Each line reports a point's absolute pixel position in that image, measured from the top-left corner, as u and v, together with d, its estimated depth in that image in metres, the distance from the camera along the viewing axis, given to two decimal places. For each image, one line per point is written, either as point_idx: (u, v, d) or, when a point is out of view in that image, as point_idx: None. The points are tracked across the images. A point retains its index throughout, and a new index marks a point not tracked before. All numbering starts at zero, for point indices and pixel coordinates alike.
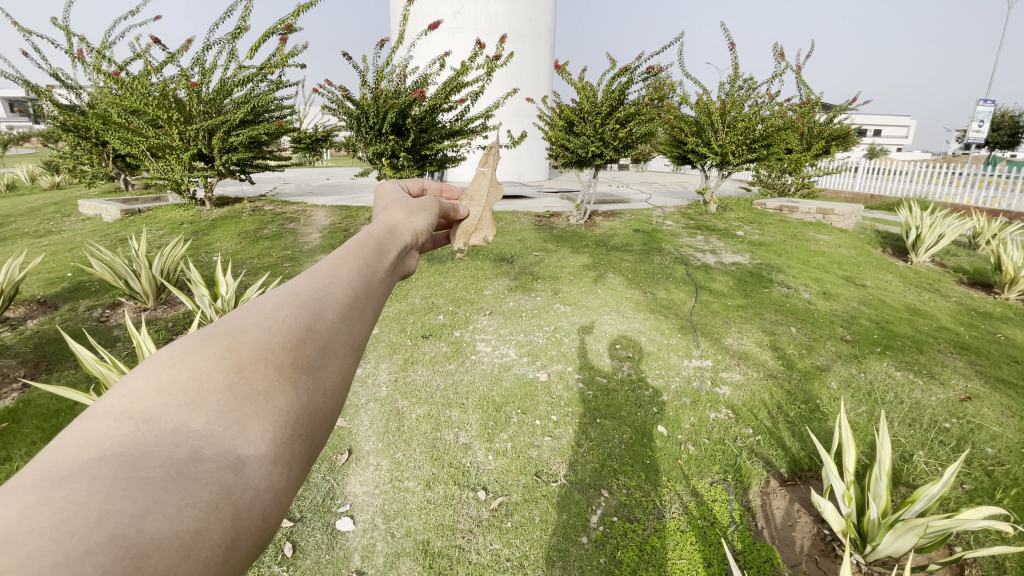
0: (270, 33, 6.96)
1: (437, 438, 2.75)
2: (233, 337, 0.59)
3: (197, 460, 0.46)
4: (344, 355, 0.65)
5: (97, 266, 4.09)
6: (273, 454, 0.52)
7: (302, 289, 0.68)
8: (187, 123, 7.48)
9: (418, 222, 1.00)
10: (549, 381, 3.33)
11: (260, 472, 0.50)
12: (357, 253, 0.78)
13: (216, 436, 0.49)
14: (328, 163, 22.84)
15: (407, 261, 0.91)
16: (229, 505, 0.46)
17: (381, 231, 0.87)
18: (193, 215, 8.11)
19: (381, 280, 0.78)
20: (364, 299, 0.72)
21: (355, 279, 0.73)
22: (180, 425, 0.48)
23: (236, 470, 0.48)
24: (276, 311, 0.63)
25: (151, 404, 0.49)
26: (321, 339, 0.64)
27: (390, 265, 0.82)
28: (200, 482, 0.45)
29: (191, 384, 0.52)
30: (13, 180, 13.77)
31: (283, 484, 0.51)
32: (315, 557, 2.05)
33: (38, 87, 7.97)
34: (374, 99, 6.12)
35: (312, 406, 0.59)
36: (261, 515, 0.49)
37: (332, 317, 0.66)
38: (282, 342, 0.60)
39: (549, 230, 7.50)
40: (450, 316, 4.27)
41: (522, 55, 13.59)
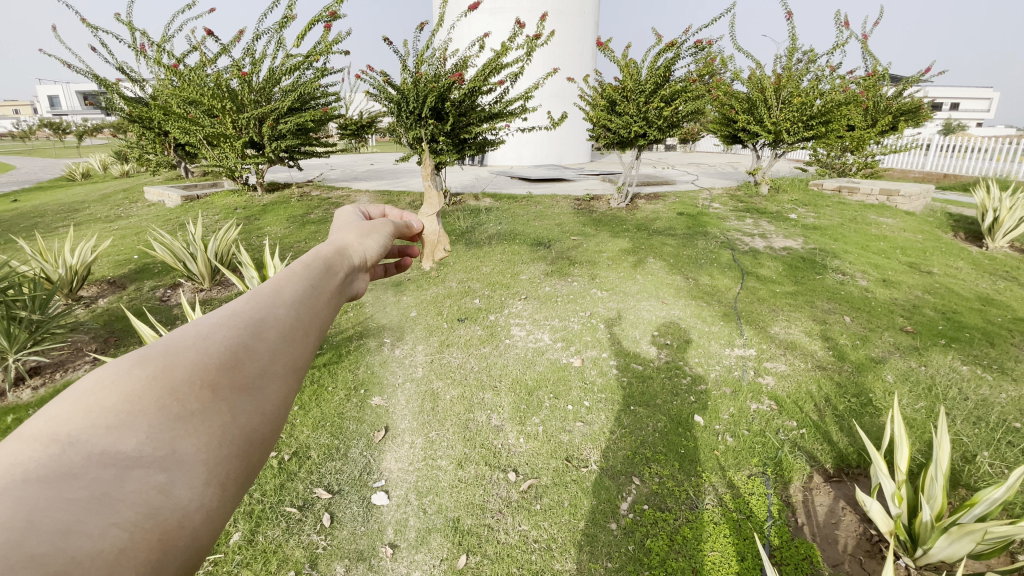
0: (316, 21, 7.10)
1: (470, 419, 2.80)
2: (168, 359, 0.60)
3: (126, 481, 0.48)
4: (284, 375, 0.68)
5: (158, 249, 4.38)
6: (207, 477, 0.55)
7: (247, 310, 0.71)
8: (240, 112, 7.79)
9: (370, 244, 1.03)
10: (582, 367, 3.30)
11: (190, 494, 0.52)
12: (303, 275, 0.82)
13: (145, 458, 0.51)
14: (374, 149, 23.29)
15: (354, 284, 0.96)
16: (156, 525, 0.48)
17: (329, 253, 0.91)
18: (246, 200, 8.51)
19: (326, 301, 0.82)
20: (306, 321, 0.76)
21: (297, 302, 0.77)
22: (109, 447, 0.49)
23: (165, 491, 0.50)
24: (213, 331, 0.66)
25: (78, 429, 0.50)
26: (259, 362, 0.67)
27: (337, 288, 0.87)
28: (125, 503, 0.46)
29: (123, 406, 0.53)
30: (87, 168, 14.87)
31: (213, 505, 0.54)
32: (352, 528, 2.15)
33: (106, 81, 8.51)
34: (414, 84, 6.13)
35: (247, 427, 0.62)
36: (190, 535, 0.51)
37: (272, 339, 0.70)
38: (221, 365, 0.63)
39: (590, 213, 7.37)
40: (486, 300, 4.29)
41: (565, 33, 13.27)
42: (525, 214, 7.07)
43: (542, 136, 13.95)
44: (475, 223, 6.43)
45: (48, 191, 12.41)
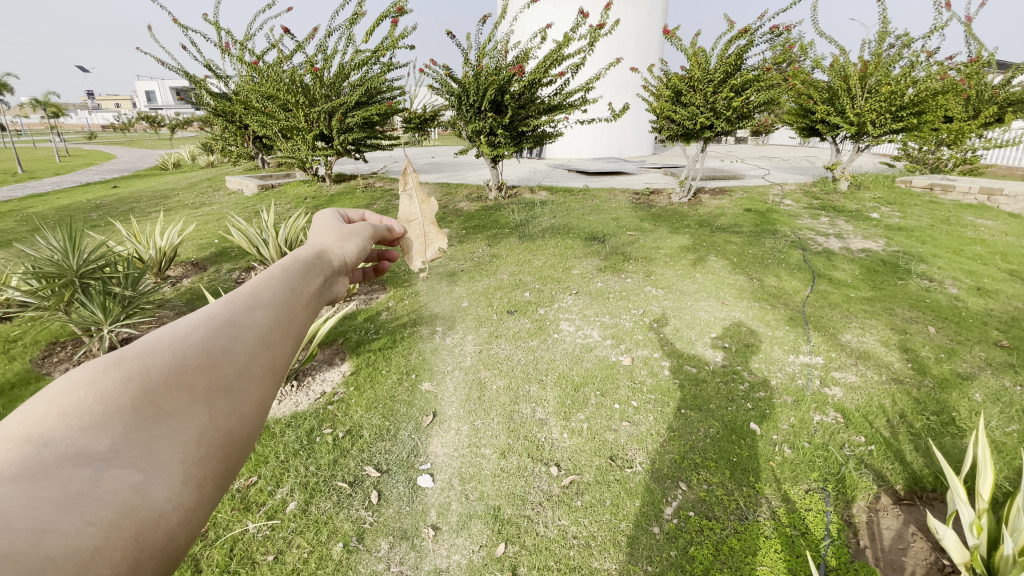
0: (384, 16, 7.32)
1: (515, 410, 2.82)
2: (142, 361, 0.60)
3: (101, 481, 0.48)
4: (263, 377, 0.69)
5: (235, 235, 4.74)
6: (185, 477, 0.56)
7: (225, 313, 0.72)
8: (311, 106, 8.21)
9: (352, 245, 1.04)
10: (631, 365, 3.23)
11: (167, 494, 0.53)
12: (280, 277, 0.82)
13: (119, 457, 0.51)
14: (435, 142, 23.82)
15: (337, 284, 0.97)
16: (133, 523, 0.49)
17: (309, 255, 0.92)
18: (315, 190, 8.99)
19: (307, 302, 0.83)
20: (285, 322, 0.76)
21: (276, 304, 0.77)
22: (85, 448, 0.50)
23: (142, 490, 0.51)
24: (190, 333, 0.67)
25: (52, 429, 0.50)
26: (236, 364, 0.67)
27: (316, 289, 0.87)
28: (101, 502, 0.47)
29: (97, 407, 0.54)
30: (179, 159, 16.22)
31: (190, 505, 0.56)
32: (397, 507, 2.24)
33: (196, 78, 9.24)
34: (475, 77, 6.20)
35: (225, 427, 0.63)
36: (166, 534, 0.53)
37: (250, 340, 0.70)
38: (199, 367, 0.64)
39: (648, 208, 7.17)
40: (536, 293, 4.29)
41: (631, 22, 12.89)
42: (582, 207, 6.98)
43: (603, 129, 13.69)
44: (529, 216, 6.44)
45: (147, 179, 13.71)
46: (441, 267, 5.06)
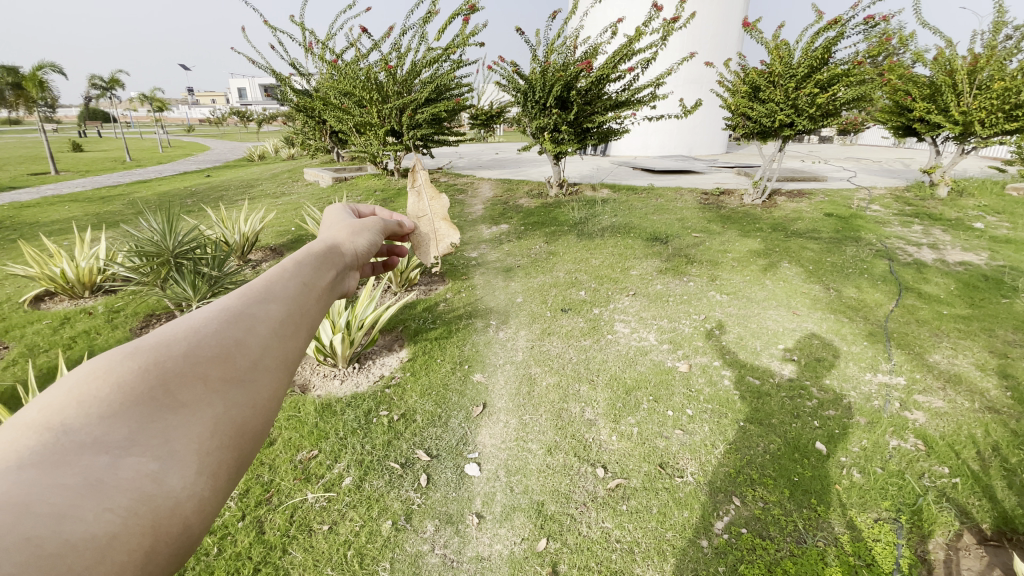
0: (456, 14, 7.47)
1: (564, 408, 2.82)
2: (159, 351, 0.62)
3: (118, 469, 0.50)
4: (277, 369, 0.70)
5: (310, 224, 5.06)
6: (199, 467, 0.57)
7: (241, 304, 0.73)
8: (384, 102, 8.54)
9: (363, 239, 1.06)
10: (688, 372, 3.13)
11: (183, 483, 0.54)
12: (294, 270, 0.84)
13: (136, 446, 0.53)
14: (499, 138, 24.03)
15: (351, 277, 0.98)
16: (149, 512, 0.50)
17: (322, 248, 0.94)
18: (384, 184, 9.38)
19: (321, 294, 0.85)
20: (298, 315, 0.77)
21: (289, 297, 0.79)
22: (101, 437, 0.51)
23: (159, 479, 0.52)
24: (205, 324, 0.68)
25: (71, 418, 0.51)
26: (250, 355, 0.69)
27: (330, 282, 0.88)
28: (118, 489, 0.48)
29: (114, 397, 0.55)
30: (263, 151, 17.42)
31: (207, 494, 0.57)
32: (444, 492, 2.31)
33: (281, 76, 9.88)
34: (542, 73, 6.20)
35: (240, 419, 0.65)
36: (182, 523, 0.54)
37: (264, 332, 0.72)
38: (214, 358, 0.65)
39: (717, 209, 6.85)
40: (592, 292, 4.24)
41: (708, 15, 12.33)
42: (645, 207, 6.80)
43: (672, 126, 13.23)
44: (590, 214, 6.37)
45: (235, 170, 14.88)
46: (499, 262, 5.12)
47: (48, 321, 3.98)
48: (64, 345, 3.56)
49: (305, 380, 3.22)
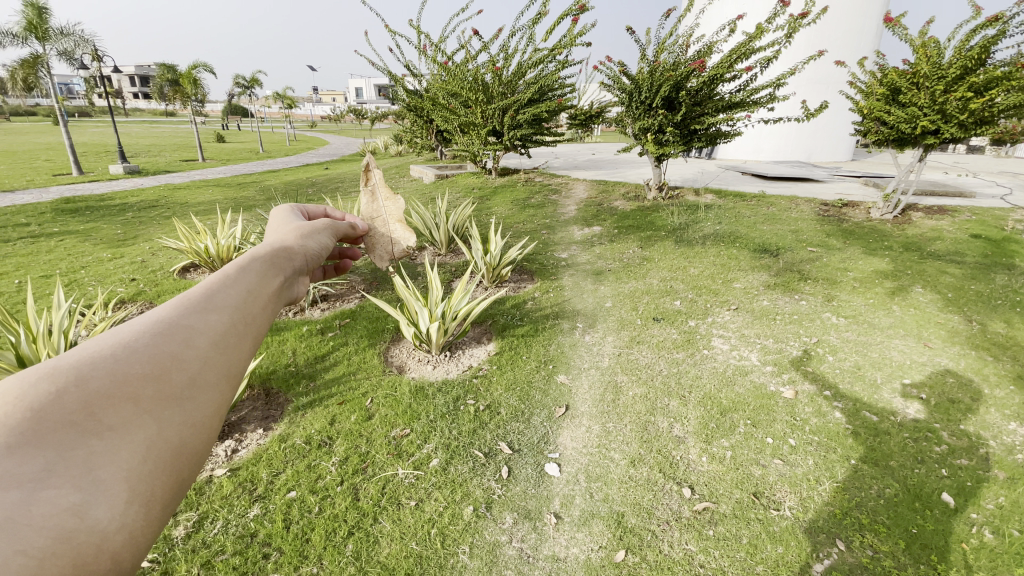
0: (565, 15, 7.49)
1: (650, 421, 2.73)
2: (79, 373, 0.60)
3: (35, 502, 0.46)
4: (215, 386, 0.72)
5: (414, 218, 5.38)
6: (129, 496, 0.57)
7: (176, 320, 0.74)
8: (488, 102, 8.81)
9: (307, 246, 1.10)
10: (794, 400, 2.87)
11: (110, 514, 0.53)
12: (235, 281, 0.86)
13: (56, 476, 0.50)
14: (596, 139, 23.74)
15: (292, 286, 1.02)
16: (72, 547, 0.48)
17: (265, 256, 0.96)
18: (481, 181, 9.68)
19: (263, 304, 0.88)
20: (237, 329, 0.80)
21: (230, 310, 0.81)
22: (15, 467, 0.47)
23: (82, 512, 0.50)
24: (136, 340, 0.68)
25: None
26: (188, 371, 0.70)
27: (272, 292, 0.91)
28: (34, 528, 0.44)
29: (32, 421, 0.52)
30: (374, 147, 18.75)
31: (138, 525, 0.57)
32: (524, 487, 2.34)
33: (396, 77, 10.56)
34: (650, 73, 6.02)
35: (174, 440, 0.65)
36: (113, 557, 0.53)
37: (202, 346, 0.74)
38: (148, 376, 0.65)
39: (838, 222, 6.20)
40: (688, 303, 4.05)
41: (842, 9, 11.20)
42: (752, 216, 6.35)
43: (789, 130, 12.20)
44: (691, 220, 6.07)
45: (349, 163, 16.19)
46: (590, 265, 5.08)
47: None
48: None
49: (401, 362, 3.44)
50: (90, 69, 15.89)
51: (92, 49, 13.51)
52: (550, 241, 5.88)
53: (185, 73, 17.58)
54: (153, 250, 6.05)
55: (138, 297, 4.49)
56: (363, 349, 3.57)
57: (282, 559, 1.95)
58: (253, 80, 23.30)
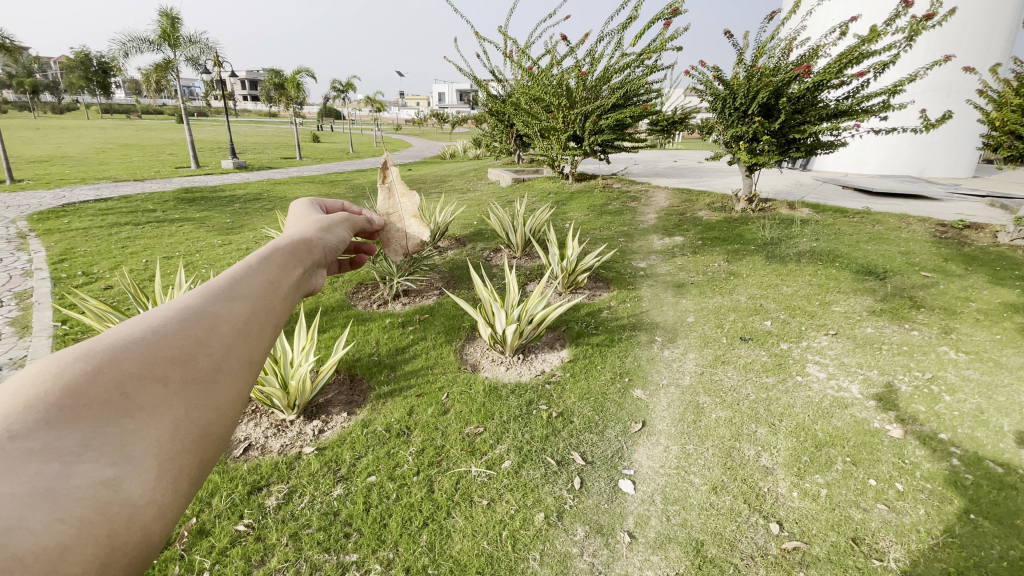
0: (657, 19, 7.30)
1: (735, 448, 2.56)
2: (113, 353, 0.60)
3: (70, 476, 0.47)
4: (241, 369, 0.70)
5: (493, 220, 5.48)
6: (159, 472, 0.56)
7: (199, 306, 0.71)
8: (571, 108, 8.78)
9: (333, 236, 1.06)
10: (904, 441, 2.58)
11: (141, 489, 0.53)
12: (262, 267, 0.83)
13: (91, 452, 0.51)
14: (678, 147, 22.97)
15: (317, 274, 0.97)
16: (104, 520, 0.48)
17: (293, 243, 0.93)
18: (558, 186, 9.67)
19: (286, 294, 0.83)
20: (264, 313, 0.77)
21: (257, 295, 0.78)
22: (52, 442, 0.49)
23: (114, 486, 0.51)
24: (164, 325, 0.67)
25: (17, 422, 0.48)
26: (214, 355, 0.68)
27: (297, 279, 0.88)
28: (72, 498, 0.46)
29: (64, 400, 0.52)
30: (454, 150, 19.34)
31: (167, 500, 0.56)
32: (596, 501, 2.28)
33: (481, 82, 10.83)
34: (747, 79, 5.72)
35: (200, 421, 0.63)
36: (142, 531, 0.53)
37: (226, 333, 0.70)
38: (174, 359, 0.64)
39: (958, 246, 5.53)
40: (779, 324, 3.78)
41: (973, 9, 10.03)
42: (853, 233, 5.83)
43: (900, 141, 11.09)
44: (784, 235, 5.68)
45: (430, 165, 16.80)
46: (670, 277, 4.90)
47: None
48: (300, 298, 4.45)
49: (475, 360, 3.49)
50: (212, 73, 17.73)
51: (215, 55, 15.05)
52: (628, 250, 5.75)
53: (290, 77, 19.12)
54: (257, 239, 6.61)
55: None
56: (439, 344, 3.67)
57: (360, 540, 2.04)
58: (348, 85, 24.88)
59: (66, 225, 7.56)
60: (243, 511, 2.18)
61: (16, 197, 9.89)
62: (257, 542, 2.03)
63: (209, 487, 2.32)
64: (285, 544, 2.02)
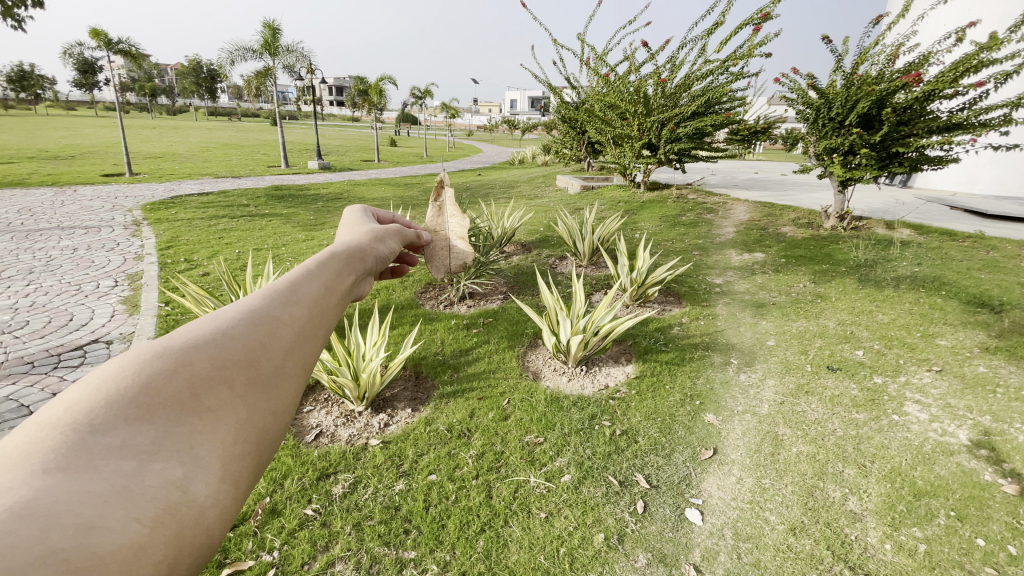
0: (746, 24, 6.96)
1: (817, 487, 2.35)
2: (185, 351, 0.58)
3: (144, 475, 0.45)
4: (301, 374, 0.65)
5: (562, 227, 5.44)
6: (224, 474, 0.53)
7: (263, 309, 0.67)
8: (647, 115, 8.57)
9: (384, 245, 1.02)
10: (1022, 499, 2.23)
11: (207, 490, 0.50)
12: (321, 270, 0.79)
13: (162, 451, 0.49)
14: (759, 158, 21.78)
15: (367, 283, 0.93)
16: (173, 522, 0.46)
17: (349, 249, 0.89)
18: (629, 195, 9.46)
19: (340, 299, 0.78)
20: (322, 318, 0.72)
21: (316, 298, 0.74)
22: (129, 440, 0.47)
23: (183, 486, 0.48)
24: (231, 325, 0.64)
25: (95, 418, 0.47)
26: (276, 358, 0.64)
27: (351, 286, 0.83)
28: (145, 498, 0.44)
29: (141, 396, 0.51)
30: (524, 156, 19.49)
31: (229, 503, 0.51)
32: (660, 528, 2.17)
33: (556, 89, 10.84)
34: (845, 87, 5.30)
35: (261, 425, 0.60)
36: (207, 531, 0.49)
37: (288, 335, 0.66)
38: (239, 363, 0.60)
39: None
40: (872, 355, 3.45)
41: None
42: (964, 259, 5.22)
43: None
44: (880, 258, 5.20)
45: (500, 170, 17.04)
46: (748, 296, 4.62)
47: None
48: (373, 294, 4.63)
49: (537, 368, 3.46)
50: (305, 79, 19.04)
51: (309, 63, 16.16)
52: (702, 264, 5.50)
53: (375, 84, 20.15)
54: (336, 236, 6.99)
55: None
56: (503, 349, 3.68)
57: (419, 538, 2.06)
58: (426, 92, 25.85)
59: (174, 215, 8.39)
60: (311, 495, 2.28)
61: (135, 188, 11.13)
62: (323, 527, 2.11)
63: (282, 469, 2.44)
64: (349, 533, 2.08)
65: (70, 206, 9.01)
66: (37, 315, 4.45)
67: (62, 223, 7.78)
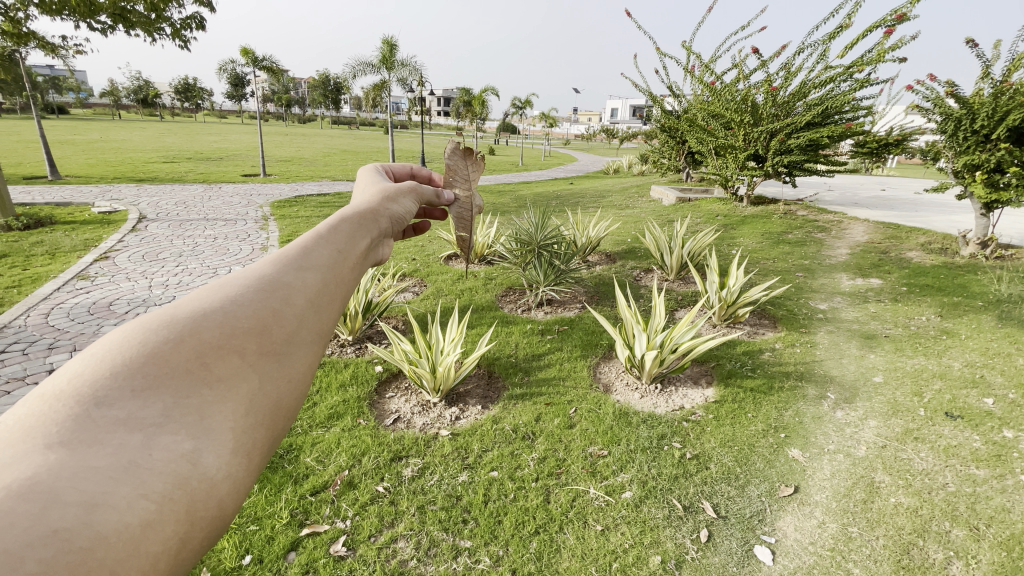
0: (876, 27, 6.31)
1: (914, 544, 2.08)
2: (195, 322, 0.68)
3: (152, 449, 0.54)
4: (310, 342, 0.76)
5: (648, 239, 5.31)
6: (234, 446, 0.62)
7: (275, 278, 0.79)
8: (755, 125, 8.07)
9: (396, 207, 1.14)
10: None
11: (218, 463, 0.59)
12: (330, 240, 0.90)
13: (172, 423, 0.58)
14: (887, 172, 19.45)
15: (381, 247, 1.04)
16: (184, 494, 0.55)
17: (359, 215, 1.00)
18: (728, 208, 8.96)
19: (351, 265, 0.90)
20: (331, 287, 0.83)
21: (326, 267, 0.85)
22: (136, 412, 0.56)
23: (194, 458, 0.57)
24: (241, 297, 0.74)
25: (103, 391, 0.56)
26: (287, 328, 0.75)
27: (362, 250, 0.95)
28: (154, 471, 0.53)
29: (153, 368, 0.61)
30: (619, 166, 19.20)
31: (240, 476, 0.61)
32: (723, 561, 2.06)
33: (656, 97, 10.58)
34: (995, 96, 4.62)
35: (273, 395, 0.70)
36: (217, 505, 0.59)
37: (299, 304, 0.78)
38: (250, 331, 0.71)
39: None
40: (1006, 404, 2.96)
41: None
42: None
43: None
44: None
45: (594, 179, 16.97)
46: (855, 324, 4.18)
47: (452, 274, 5.50)
48: (457, 294, 4.87)
49: (608, 380, 3.43)
50: (415, 91, 20.41)
51: (420, 76, 17.33)
52: (804, 287, 5.07)
53: (477, 95, 21.04)
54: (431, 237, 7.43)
55: (414, 273, 5.56)
56: (576, 357, 3.69)
57: (476, 529, 2.15)
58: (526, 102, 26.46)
59: (295, 212, 9.43)
60: (384, 474, 2.46)
61: (267, 187, 12.66)
62: (391, 505, 2.28)
63: (362, 446, 2.67)
64: (413, 514, 2.22)
65: (215, 201, 10.46)
66: (182, 292, 5.25)
67: (208, 215, 9.09)
